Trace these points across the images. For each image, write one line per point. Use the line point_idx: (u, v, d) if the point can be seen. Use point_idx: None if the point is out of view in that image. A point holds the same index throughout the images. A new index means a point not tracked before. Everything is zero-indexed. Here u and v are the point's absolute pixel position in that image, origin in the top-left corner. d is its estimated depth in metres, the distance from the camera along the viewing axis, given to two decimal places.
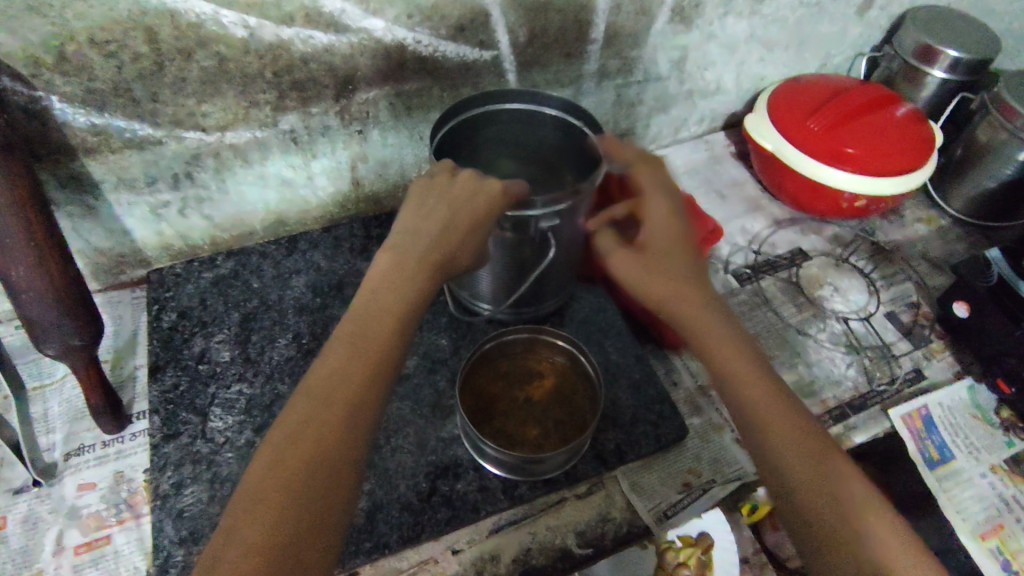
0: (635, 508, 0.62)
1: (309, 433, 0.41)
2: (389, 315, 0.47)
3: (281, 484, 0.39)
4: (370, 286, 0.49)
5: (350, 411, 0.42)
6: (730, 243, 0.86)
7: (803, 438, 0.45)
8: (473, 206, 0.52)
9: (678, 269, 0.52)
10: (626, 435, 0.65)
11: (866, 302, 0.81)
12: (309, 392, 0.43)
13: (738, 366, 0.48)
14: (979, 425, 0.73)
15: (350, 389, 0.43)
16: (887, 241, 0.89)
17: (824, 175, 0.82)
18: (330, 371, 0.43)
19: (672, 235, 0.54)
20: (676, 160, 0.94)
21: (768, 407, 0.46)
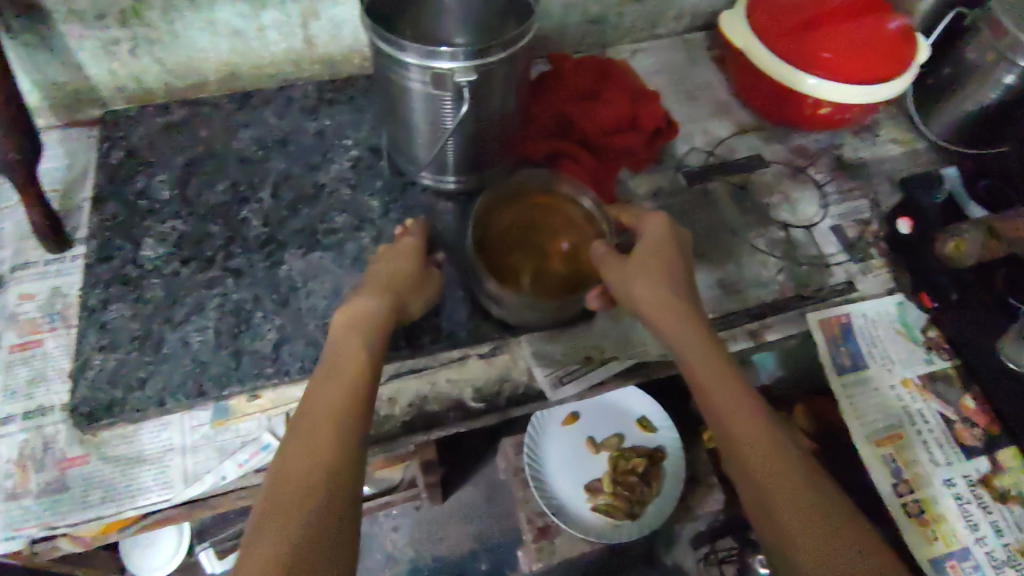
0: (534, 373, 0.65)
1: (315, 455, 0.44)
2: (363, 341, 0.52)
3: (303, 482, 0.43)
4: (341, 332, 0.53)
5: (341, 433, 0.46)
6: (687, 143, 0.85)
7: (804, 487, 0.46)
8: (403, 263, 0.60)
9: (679, 316, 0.55)
10: None
11: (814, 214, 0.80)
12: (314, 411, 0.47)
13: (734, 413, 0.50)
14: (901, 339, 0.73)
15: (344, 416, 0.47)
16: (852, 157, 0.87)
17: (795, 78, 0.79)
18: (323, 400, 0.47)
19: (675, 276, 0.57)
20: (649, 56, 0.92)
21: (765, 452, 0.48)
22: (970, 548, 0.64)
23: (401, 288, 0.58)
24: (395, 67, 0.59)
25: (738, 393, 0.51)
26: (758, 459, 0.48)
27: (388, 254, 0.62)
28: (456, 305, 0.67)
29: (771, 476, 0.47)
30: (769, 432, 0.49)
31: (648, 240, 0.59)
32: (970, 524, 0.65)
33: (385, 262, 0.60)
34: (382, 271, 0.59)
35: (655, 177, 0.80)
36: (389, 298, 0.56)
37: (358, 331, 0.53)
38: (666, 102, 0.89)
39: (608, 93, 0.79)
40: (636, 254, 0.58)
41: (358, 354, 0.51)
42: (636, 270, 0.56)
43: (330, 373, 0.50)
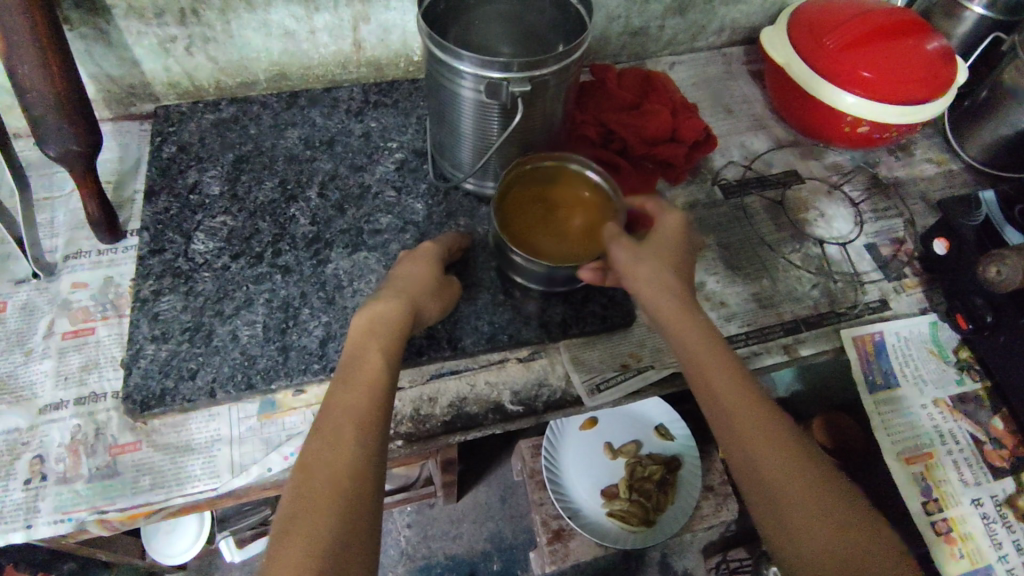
0: (572, 379, 0.66)
1: (334, 474, 0.44)
2: (383, 342, 0.52)
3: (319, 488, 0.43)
4: (352, 344, 0.52)
5: (357, 449, 0.45)
6: (724, 156, 0.86)
7: (835, 525, 0.44)
8: (416, 269, 0.60)
9: (686, 324, 0.54)
10: (574, 310, 0.68)
11: (848, 231, 0.80)
12: (330, 414, 0.47)
13: (749, 430, 0.48)
14: (932, 359, 0.74)
15: (355, 428, 0.46)
16: (888, 176, 0.87)
17: (835, 97, 0.79)
18: (338, 417, 0.47)
19: (680, 281, 0.58)
20: (687, 69, 0.94)
21: (788, 478, 0.46)
22: (995, 567, 0.65)
23: (420, 295, 0.57)
24: (447, 74, 0.61)
25: (754, 410, 0.49)
26: (780, 486, 0.46)
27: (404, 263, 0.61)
28: (497, 308, 0.67)
29: (793, 504, 0.45)
30: (787, 451, 0.47)
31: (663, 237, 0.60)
32: (994, 543, 0.66)
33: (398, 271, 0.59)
34: (395, 280, 0.58)
35: (692, 190, 0.82)
36: (408, 299, 0.56)
37: (376, 337, 0.52)
38: (703, 114, 0.90)
39: (650, 104, 0.80)
40: (650, 247, 0.59)
41: (372, 365, 0.50)
42: (642, 263, 0.58)
43: (343, 382, 0.49)
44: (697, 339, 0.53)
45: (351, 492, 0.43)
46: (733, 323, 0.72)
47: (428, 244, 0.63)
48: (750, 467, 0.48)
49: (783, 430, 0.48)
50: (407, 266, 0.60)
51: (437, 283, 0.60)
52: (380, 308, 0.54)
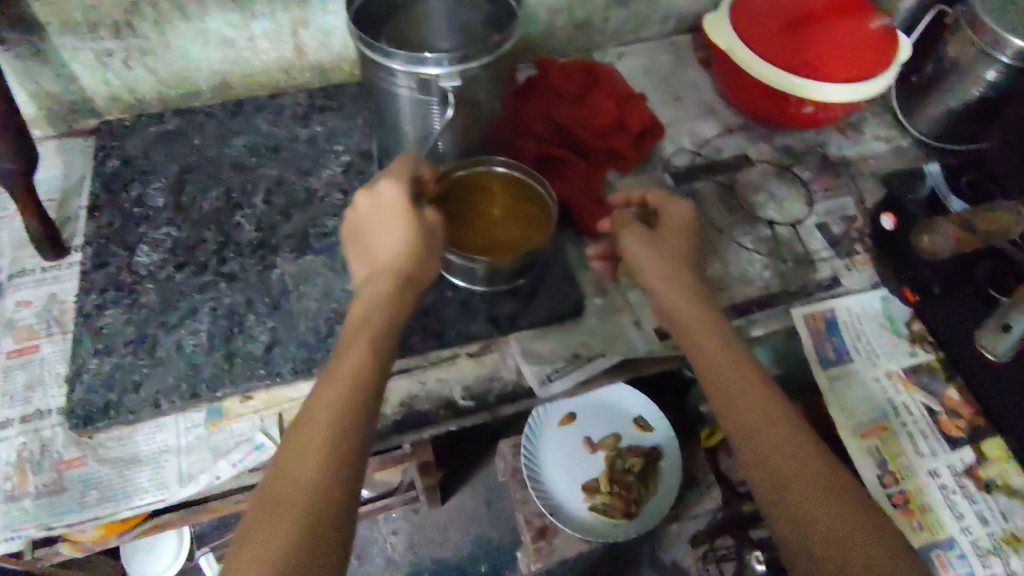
0: (524, 371, 0.66)
1: (306, 467, 0.44)
2: (379, 330, 0.51)
3: (304, 486, 0.43)
4: (346, 333, 0.51)
5: (339, 450, 0.45)
6: (673, 144, 0.86)
7: (825, 506, 0.46)
8: (391, 228, 0.54)
9: (695, 321, 0.57)
10: (524, 303, 0.68)
11: (799, 211, 0.81)
12: (320, 403, 0.47)
13: (754, 425, 0.51)
14: (885, 334, 0.74)
15: (341, 421, 0.46)
16: (839, 155, 0.87)
17: (778, 78, 0.79)
18: (321, 408, 0.46)
19: (687, 266, 0.60)
20: (636, 59, 0.94)
21: (791, 473, 0.48)
22: (955, 538, 0.65)
23: (392, 277, 0.53)
24: (381, 73, 0.61)
25: (761, 407, 0.51)
26: (784, 480, 0.48)
27: (363, 241, 0.56)
28: (445, 304, 0.67)
29: (790, 488, 0.48)
30: (795, 448, 0.49)
31: (675, 223, 0.62)
32: (956, 514, 0.66)
33: (370, 248, 0.55)
34: (376, 256, 0.55)
35: (642, 179, 0.82)
36: (402, 276, 0.53)
37: (372, 328, 0.51)
38: (653, 103, 0.90)
39: (594, 98, 0.81)
40: (660, 235, 0.62)
41: (354, 357, 0.49)
42: (655, 256, 0.60)
43: (332, 370, 0.49)
44: (706, 334, 0.56)
45: (330, 487, 0.43)
46: None
47: (387, 184, 0.55)
48: (754, 457, 0.50)
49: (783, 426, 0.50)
50: (379, 226, 0.55)
51: (426, 242, 0.55)
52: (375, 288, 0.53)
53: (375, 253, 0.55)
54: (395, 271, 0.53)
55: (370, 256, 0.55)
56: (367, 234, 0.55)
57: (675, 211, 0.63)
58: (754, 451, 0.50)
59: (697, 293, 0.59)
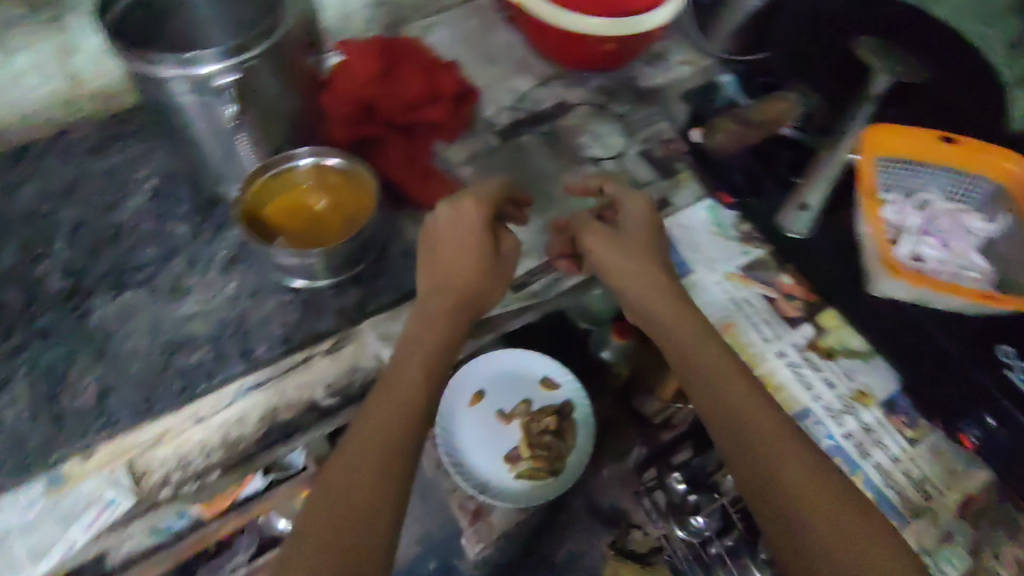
0: (382, 355, 0.64)
1: (358, 480, 0.49)
2: (429, 353, 0.57)
3: (349, 506, 0.48)
4: (401, 349, 0.58)
5: (378, 475, 0.49)
6: (492, 104, 0.87)
7: (825, 491, 0.49)
8: (470, 250, 0.61)
9: (682, 329, 0.60)
10: (368, 289, 0.68)
11: (620, 144, 0.84)
12: (373, 423, 0.52)
13: (754, 424, 0.53)
14: (717, 240, 0.78)
15: (388, 447, 0.51)
16: (649, 86, 0.90)
17: (578, 22, 0.79)
18: (365, 433, 0.51)
19: (654, 261, 0.64)
20: (443, 28, 0.94)
21: (788, 466, 0.51)
22: (810, 407, 0.69)
23: (460, 287, 0.61)
24: (154, 82, 0.58)
25: (763, 409, 0.54)
26: (781, 472, 0.50)
27: (428, 253, 0.63)
28: (286, 309, 0.66)
29: (768, 454, 0.51)
30: (796, 452, 0.51)
31: (638, 219, 0.66)
32: (806, 385, 0.70)
33: (428, 260, 0.62)
34: (429, 266, 0.62)
35: (469, 143, 0.82)
36: (464, 297, 0.61)
37: (417, 349, 0.57)
38: (466, 68, 0.91)
39: (401, 71, 0.79)
40: (623, 234, 0.66)
41: (411, 379, 0.55)
42: (626, 255, 0.64)
43: (386, 393, 0.54)
44: (697, 345, 0.58)
45: (375, 509, 0.48)
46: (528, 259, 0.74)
47: (468, 200, 0.62)
48: (742, 444, 0.52)
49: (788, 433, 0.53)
50: (459, 250, 0.61)
51: (493, 263, 0.62)
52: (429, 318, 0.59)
53: (438, 268, 0.62)
54: (461, 295, 0.61)
55: (425, 265, 0.62)
56: (431, 252, 0.62)
57: (630, 207, 0.68)
58: (748, 443, 0.52)
59: (680, 307, 0.61)
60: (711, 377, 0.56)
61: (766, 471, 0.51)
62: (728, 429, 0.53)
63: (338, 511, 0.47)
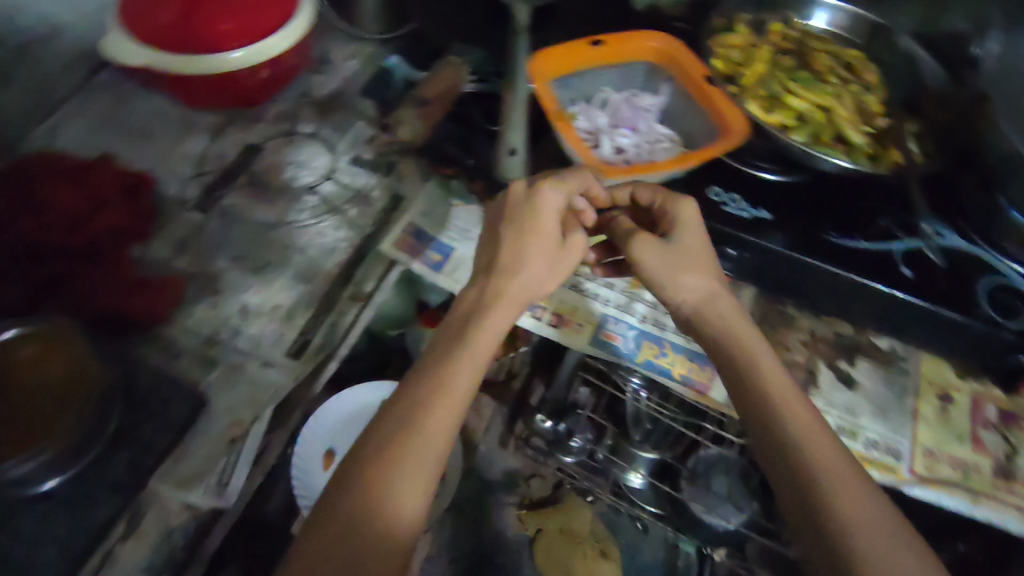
0: (189, 501, 0.57)
1: (381, 509, 0.46)
2: (473, 355, 0.54)
3: (375, 496, 0.46)
4: (451, 337, 0.56)
5: (411, 470, 0.48)
6: (174, 178, 0.77)
7: (874, 501, 0.47)
8: (538, 236, 0.60)
9: (740, 338, 0.57)
10: (137, 444, 0.58)
11: (327, 162, 0.80)
12: (408, 409, 0.51)
13: (806, 437, 0.50)
14: (461, 210, 0.78)
15: (424, 437, 0.49)
16: (327, 92, 0.87)
17: (222, 60, 0.75)
18: (409, 422, 0.50)
19: (710, 259, 0.61)
20: (75, 122, 0.81)
21: (837, 479, 0.48)
22: (605, 313, 0.74)
23: (509, 285, 0.58)
24: None
25: (815, 426, 0.51)
26: (830, 489, 0.48)
27: (524, 225, 0.60)
28: (49, 519, 0.54)
29: (814, 469, 0.49)
30: (847, 467, 0.49)
31: (691, 229, 0.62)
32: (593, 296, 0.75)
33: (516, 239, 0.60)
34: (498, 291, 0.58)
35: (170, 232, 0.73)
36: (513, 284, 0.58)
37: (460, 340, 0.55)
38: (123, 154, 0.79)
39: (41, 193, 0.69)
40: (681, 247, 0.61)
41: (459, 393, 0.52)
42: (674, 267, 0.60)
43: (433, 379, 0.52)
44: (746, 352, 0.56)
45: (396, 514, 0.46)
46: (297, 317, 0.68)
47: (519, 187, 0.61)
48: (787, 465, 0.49)
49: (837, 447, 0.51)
50: (521, 237, 0.60)
51: (556, 247, 0.61)
52: (482, 331, 0.56)
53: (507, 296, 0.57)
54: (513, 297, 0.58)
55: (499, 275, 0.58)
56: (504, 235, 0.60)
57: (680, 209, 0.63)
58: (790, 458, 0.50)
59: (740, 323, 0.58)
60: (760, 388, 0.54)
61: (806, 485, 0.48)
62: (773, 442, 0.51)
63: (359, 501, 0.46)
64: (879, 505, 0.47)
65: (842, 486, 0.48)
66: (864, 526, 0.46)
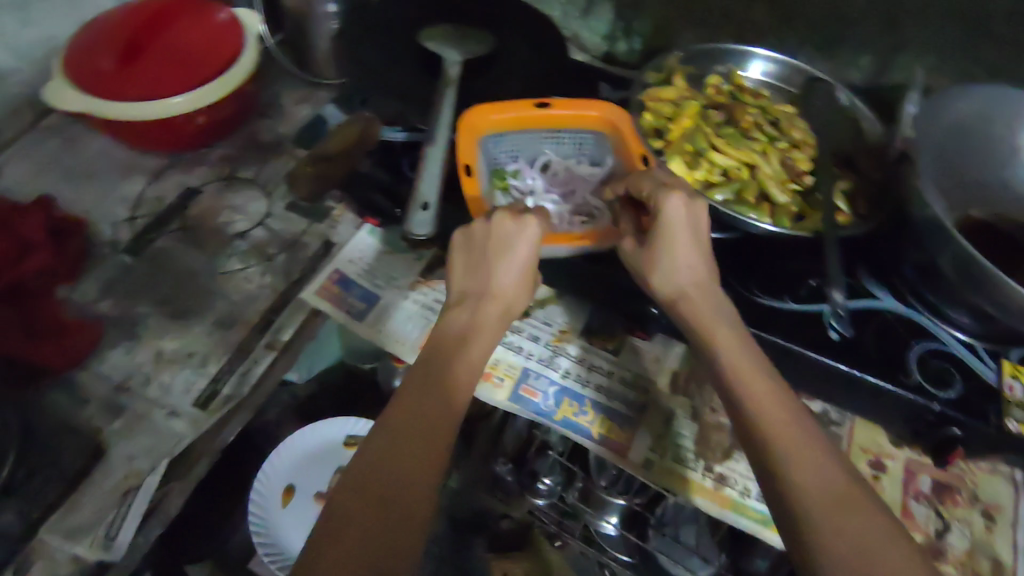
0: (75, 553, 0.57)
1: (379, 498, 0.45)
2: (461, 357, 0.55)
3: (366, 482, 0.46)
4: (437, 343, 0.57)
5: (404, 461, 0.47)
6: (108, 221, 0.78)
7: (835, 471, 0.45)
8: (502, 253, 0.60)
9: (705, 316, 0.56)
10: (25, 496, 0.59)
11: (263, 207, 0.80)
12: (398, 407, 0.51)
13: (761, 403, 0.49)
14: (390, 256, 0.78)
15: (415, 428, 0.49)
16: (274, 137, 0.88)
17: (164, 106, 0.75)
18: (398, 415, 0.50)
19: (685, 240, 0.60)
20: (22, 161, 0.83)
21: (794, 448, 0.46)
22: (528, 367, 0.73)
23: (487, 297, 0.59)
24: None
25: (778, 394, 0.50)
26: (785, 459, 0.45)
27: (501, 259, 0.60)
28: None
29: (766, 437, 0.47)
30: (804, 436, 0.47)
31: (670, 219, 0.60)
32: (518, 350, 0.74)
33: (483, 262, 0.60)
34: (483, 299, 0.59)
35: (97, 275, 0.73)
36: (491, 303, 0.59)
37: (447, 346, 0.56)
38: (63, 196, 0.80)
39: None
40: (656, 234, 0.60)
41: (452, 390, 0.52)
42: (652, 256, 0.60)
43: (423, 380, 0.53)
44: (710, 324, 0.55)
45: (389, 501, 0.45)
46: (210, 365, 0.68)
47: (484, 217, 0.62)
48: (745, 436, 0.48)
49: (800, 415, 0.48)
50: (489, 258, 0.60)
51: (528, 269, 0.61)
52: (470, 344, 0.56)
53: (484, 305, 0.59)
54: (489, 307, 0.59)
55: (481, 294, 0.59)
56: (468, 259, 0.61)
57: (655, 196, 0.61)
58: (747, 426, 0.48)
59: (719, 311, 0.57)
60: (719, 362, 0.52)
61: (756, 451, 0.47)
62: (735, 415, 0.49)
63: (353, 489, 0.45)
64: (821, 455, 0.46)
65: (793, 445, 0.46)
66: (806, 478, 0.44)
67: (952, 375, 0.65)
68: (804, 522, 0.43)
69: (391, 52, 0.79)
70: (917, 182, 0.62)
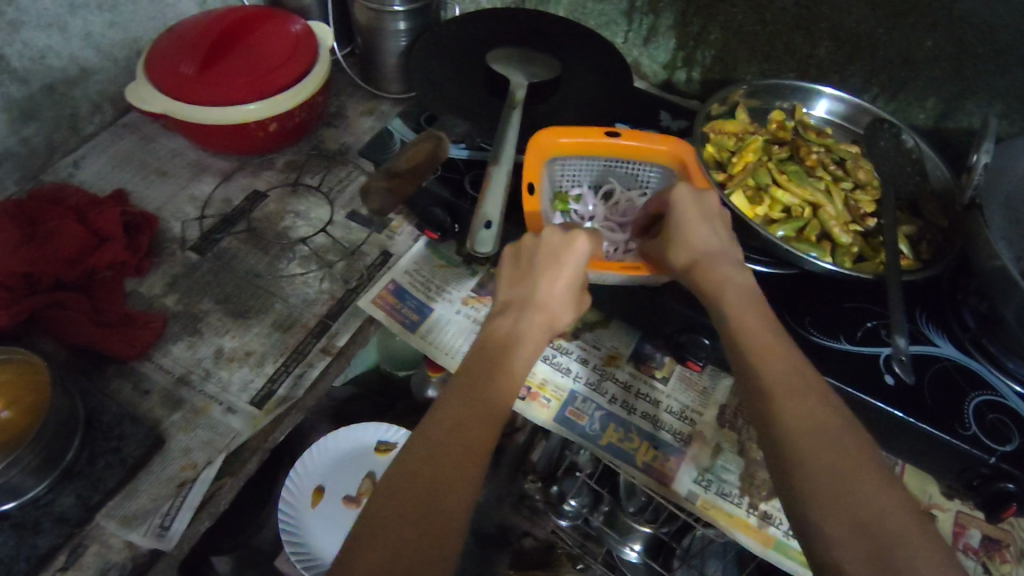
0: (129, 540, 0.59)
1: (419, 510, 0.44)
2: (500, 368, 0.54)
3: (409, 493, 0.45)
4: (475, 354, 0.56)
5: (445, 471, 0.46)
6: (177, 218, 0.81)
7: (868, 472, 0.44)
8: (544, 266, 0.60)
9: (732, 306, 0.55)
10: (86, 479, 0.60)
11: (324, 215, 0.82)
12: (439, 417, 0.50)
13: (785, 394, 0.48)
14: (444, 271, 0.80)
15: (456, 439, 0.48)
16: (337, 146, 0.90)
17: (240, 112, 0.78)
18: (439, 425, 0.49)
19: (711, 228, 0.61)
20: (100, 156, 0.87)
21: (818, 443, 0.45)
22: (574, 389, 0.74)
23: (527, 308, 0.58)
24: None
25: (805, 388, 0.49)
26: (809, 455, 0.45)
27: (546, 271, 0.60)
28: None
29: (787, 430, 0.46)
30: (832, 430, 0.46)
31: (695, 204, 0.62)
32: (565, 371, 0.75)
33: (528, 273, 0.60)
34: (524, 304, 0.59)
35: (164, 270, 0.76)
36: (533, 314, 0.58)
37: (486, 357, 0.55)
38: (135, 192, 0.83)
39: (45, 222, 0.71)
40: (687, 213, 0.62)
41: (492, 400, 0.52)
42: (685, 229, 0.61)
43: (464, 391, 0.52)
44: (740, 316, 0.54)
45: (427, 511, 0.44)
46: (267, 365, 0.70)
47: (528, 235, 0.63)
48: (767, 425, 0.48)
49: (827, 408, 0.47)
50: (531, 274, 0.60)
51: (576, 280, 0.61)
52: (509, 355, 0.56)
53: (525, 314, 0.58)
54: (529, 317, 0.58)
55: (520, 304, 0.59)
56: (509, 274, 0.61)
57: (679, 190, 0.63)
58: (767, 415, 0.48)
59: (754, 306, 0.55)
60: (742, 352, 0.52)
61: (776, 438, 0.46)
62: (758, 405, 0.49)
63: (392, 499, 0.45)
64: (849, 447, 0.45)
65: (821, 440, 0.45)
66: (826, 467, 0.44)
67: (1011, 430, 0.62)
68: (828, 513, 0.42)
69: (458, 73, 0.82)
70: (984, 229, 0.61)
